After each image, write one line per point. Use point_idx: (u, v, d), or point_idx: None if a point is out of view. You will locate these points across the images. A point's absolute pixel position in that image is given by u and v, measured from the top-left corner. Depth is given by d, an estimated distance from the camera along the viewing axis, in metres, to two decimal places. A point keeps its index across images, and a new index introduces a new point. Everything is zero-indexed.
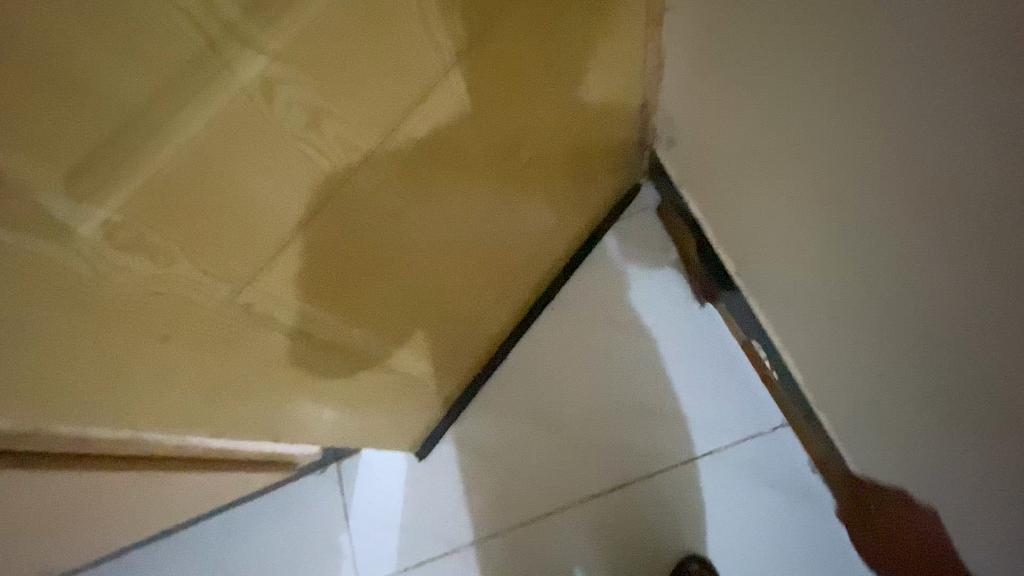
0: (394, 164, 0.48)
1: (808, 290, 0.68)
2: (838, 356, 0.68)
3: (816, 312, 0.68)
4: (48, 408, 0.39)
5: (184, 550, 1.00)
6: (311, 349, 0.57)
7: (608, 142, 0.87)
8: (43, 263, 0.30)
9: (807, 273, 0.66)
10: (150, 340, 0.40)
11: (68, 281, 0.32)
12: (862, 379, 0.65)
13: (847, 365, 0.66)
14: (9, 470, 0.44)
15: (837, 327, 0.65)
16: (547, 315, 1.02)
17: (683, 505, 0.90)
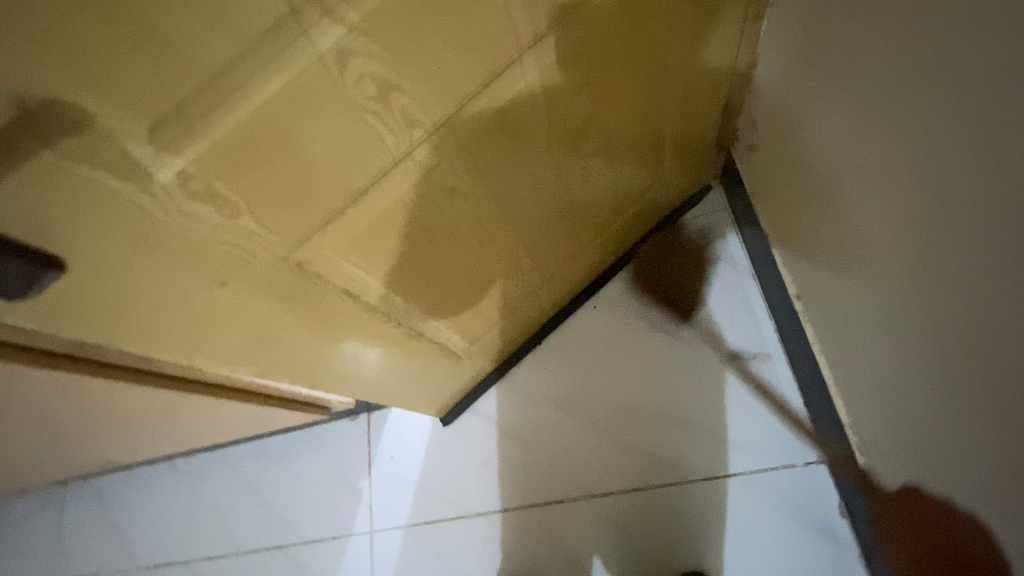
0: (456, 141, 0.48)
1: (873, 330, 0.63)
2: (893, 404, 0.63)
3: (880, 353, 0.63)
4: (117, 331, 0.43)
5: (226, 465, 1.11)
6: (355, 310, 0.59)
7: (682, 139, 0.83)
8: (122, 202, 0.33)
9: (877, 310, 0.61)
10: (211, 284, 0.43)
11: (142, 219, 0.35)
12: (916, 435, 0.60)
13: (903, 415, 0.61)
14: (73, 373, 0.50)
15: (897, 375, 0.60)
16: (590, 306, 1.01)
17: (696, 522, 0.86)
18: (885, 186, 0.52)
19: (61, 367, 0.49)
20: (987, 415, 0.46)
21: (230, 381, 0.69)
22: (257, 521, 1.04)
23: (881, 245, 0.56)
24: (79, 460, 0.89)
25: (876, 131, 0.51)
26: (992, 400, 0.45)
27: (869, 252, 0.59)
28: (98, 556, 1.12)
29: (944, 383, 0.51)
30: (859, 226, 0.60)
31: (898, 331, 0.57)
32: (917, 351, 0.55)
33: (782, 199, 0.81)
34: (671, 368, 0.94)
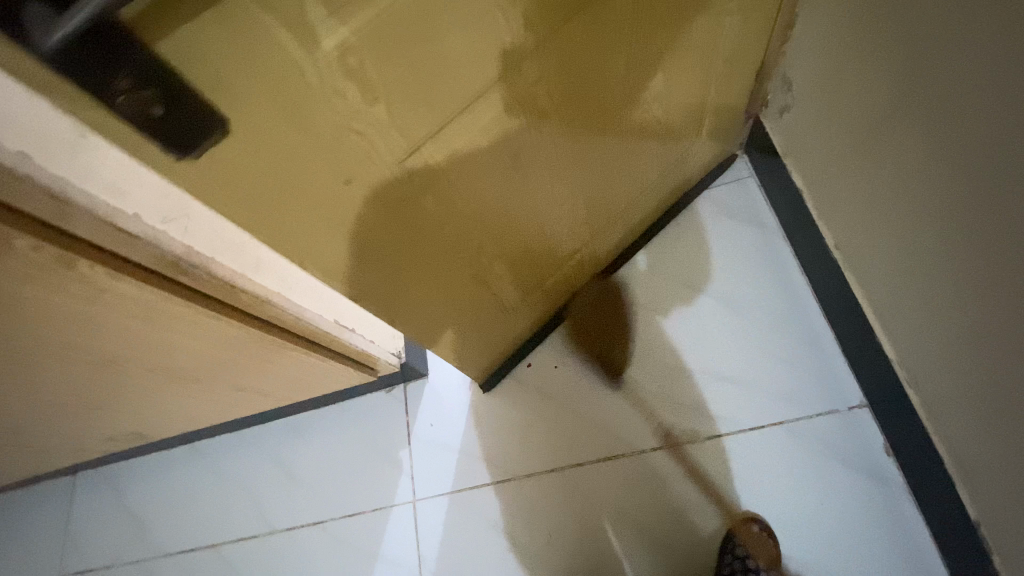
0: (549, 48, 0.51)
1: (947, 257, 0.66)
2: (967, 328, 0.66)
3: (958, 277, 0.65)
4: None
5: (253, 444, 1.07)
6: (438, 239, 0.59)
7: (720, 100, 0.88)
8: (290, 66, 0.33)
9: (960, 233, 0.63)
10: (336, 183, 0.42)
11: (301, 90, 0.35)
12: (995, 356, 0.62)
13: (981, 334, 0.64)
14: (162, 287, 0.49)
15: (977, 295, 0.63)
16: (626, 271, 1.04)
17: (744, 471, 0.87)
18: (992, 101, 0.55)
19: (154, 283, 0.49)
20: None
21: (297, 328, 0.67)
22: (291, 497, 1.01)
23: (979, 162, 0.58)
24: (109, 433, 0.85)
25: (990, 51, 0.53)
26: None
27: (952, 178, 0.62)
28: (112, 547, 1.06)
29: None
30: (942, 155, 0.63)
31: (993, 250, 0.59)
32: (1016, 262, 0.57)
33: (820, 154, 0.85)
34: (709, 325, 0.97)
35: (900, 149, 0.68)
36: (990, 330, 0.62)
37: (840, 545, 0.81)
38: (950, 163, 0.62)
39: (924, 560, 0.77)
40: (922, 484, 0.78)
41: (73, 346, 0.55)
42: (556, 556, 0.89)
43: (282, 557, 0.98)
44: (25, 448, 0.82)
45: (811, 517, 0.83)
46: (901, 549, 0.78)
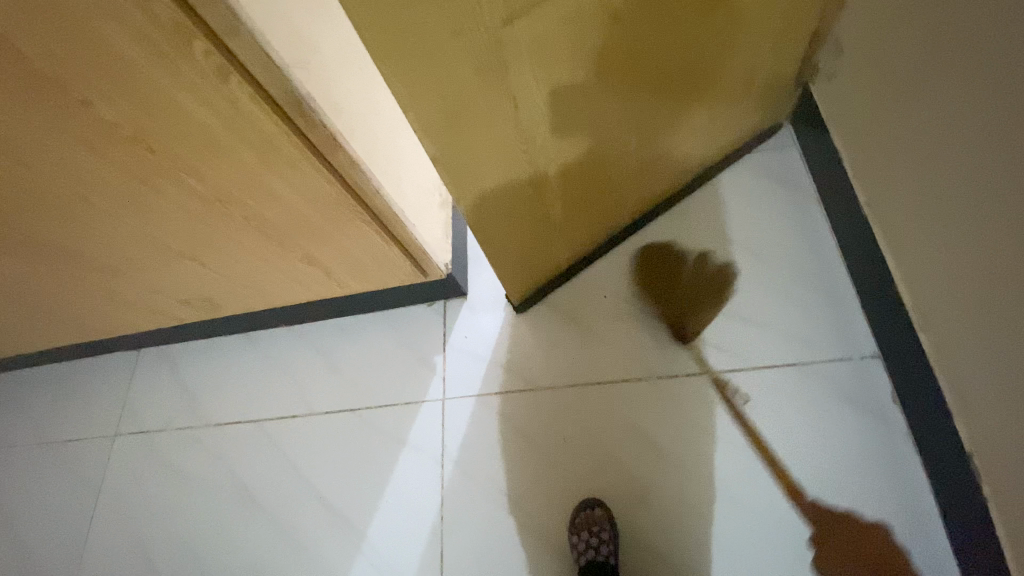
0: None
1: (968, 201, 0.71)
2: (981, 268, 0.70)
3: (970, 218, 0.71)
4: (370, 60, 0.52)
5: (301, 338, 1.17)
6: (509, 126, 0.68)
7: (775, 59, 0.94)
8: None
9: (973, 175, 0.69)
10: (447, 31, 0.52)
11: None
12: (999, 291, 0.68)
13: (987, 271, 0.69)
14: (280, 123, 0.59)
15: (987, 232, 0.68)
16: (664, 219, 1.11)
17: (756, 404, 0.93)
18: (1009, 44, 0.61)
19: (278, 117, 0.58)
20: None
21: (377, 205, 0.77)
22: (331, 386, 1.11)
23: (997, 104, 0.64)
24: (186, 295, 0.95)
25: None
26: None
27: (981, 121, 0.67)
28: (165, 414, 1.17)
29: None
30: (971, 100, 0.68)
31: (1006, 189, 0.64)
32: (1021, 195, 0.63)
33: (859, 114, 0.91)
34: (739, 275, 1.03)
35: (930, 100, 0.74)
36: (994, 265, 0.68)
37: (839, 477, 0.87)
38: (971, 108, 0.68)
39: (915, 495, 0.84)
40: (921, 425, 0.84)
41: (196, 175, 0.66)
42: (568, 461, 0.96)
43: (318, 435, 1.07)
44: (115, 294, 0.94)
45: (813, 452, 0.89)
46: (895, 484, 0.84)
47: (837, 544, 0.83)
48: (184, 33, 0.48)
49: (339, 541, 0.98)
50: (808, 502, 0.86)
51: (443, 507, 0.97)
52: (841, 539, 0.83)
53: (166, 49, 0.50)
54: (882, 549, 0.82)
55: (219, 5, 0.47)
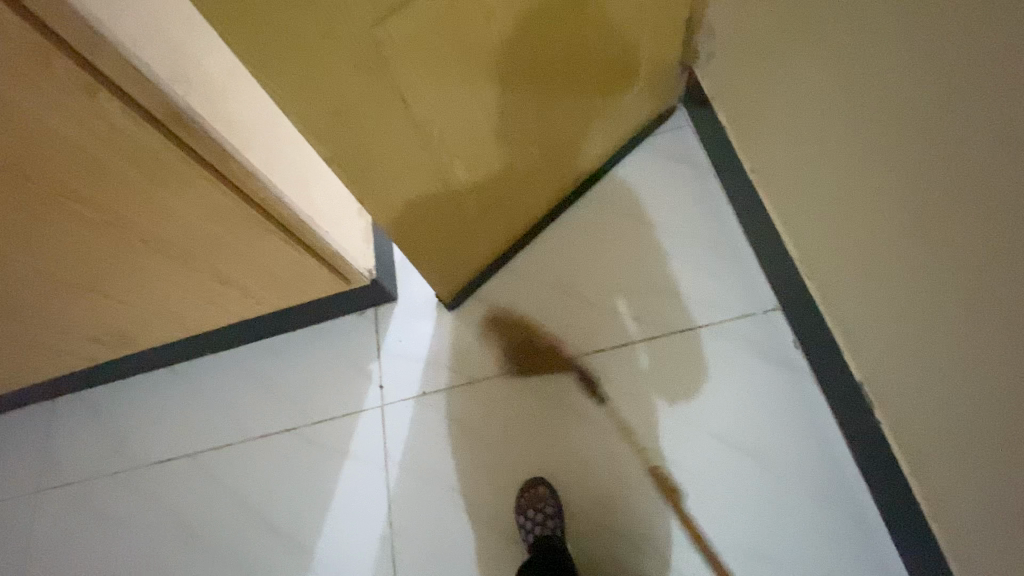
0: None
1: (823, 155, 0.79)
2: (840, 214, 0.78)
3: (827, 172, 0.79)
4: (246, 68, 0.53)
5: (231, 364, 1.14)
6: (403, 125, 0.70)
7: (658, 46, 1.01)
8: None
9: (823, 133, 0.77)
10: (316, 32, 0.54)
11: None
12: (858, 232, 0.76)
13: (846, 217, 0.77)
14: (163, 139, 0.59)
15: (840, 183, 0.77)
16: (579, 206, 1.16)
17: (678, 367, 0.99)
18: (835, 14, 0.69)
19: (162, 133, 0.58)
20: (915, 165, 0.61)
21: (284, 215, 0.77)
22: (267, 408, 1.08)
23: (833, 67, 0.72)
24: (97, 331, 0.91)
25: None
26: (909, 141, 0.61)
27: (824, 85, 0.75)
28: (90, 462, 1.11)
29: (887, 160, 0.65)
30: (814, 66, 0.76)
31: (844, 141, 0.72)
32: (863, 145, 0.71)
33: (737, 91, 0.99)
34: (651, 250, 1.09)
35: (783, 71, 0.82)
36: (849, 211, 0.76)
37: (755, 423, 0.94)
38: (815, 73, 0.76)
39: (821, 428, 0.92)
40: (821, 366, 0.92)
41: (82, 199, 0.64)
42: (511, 447, 0.99)
43: (256, 460, 1.04)
44: (17, 338, 0.89)
45: (732, 404, 0.95)
46: (804, 421, 0.93)
47: (756, 484, 0.91)
48: (44, 53, 0.48)
49: (288, 561, 0.97)
50: (731, 449, 0.93)
51: (390, 511, 0.97)
52: (759, 479, 0.91)
53: (25, 71, 0.49)
54: (798, 481, 0.90)
55: (75, 23, 0.47)
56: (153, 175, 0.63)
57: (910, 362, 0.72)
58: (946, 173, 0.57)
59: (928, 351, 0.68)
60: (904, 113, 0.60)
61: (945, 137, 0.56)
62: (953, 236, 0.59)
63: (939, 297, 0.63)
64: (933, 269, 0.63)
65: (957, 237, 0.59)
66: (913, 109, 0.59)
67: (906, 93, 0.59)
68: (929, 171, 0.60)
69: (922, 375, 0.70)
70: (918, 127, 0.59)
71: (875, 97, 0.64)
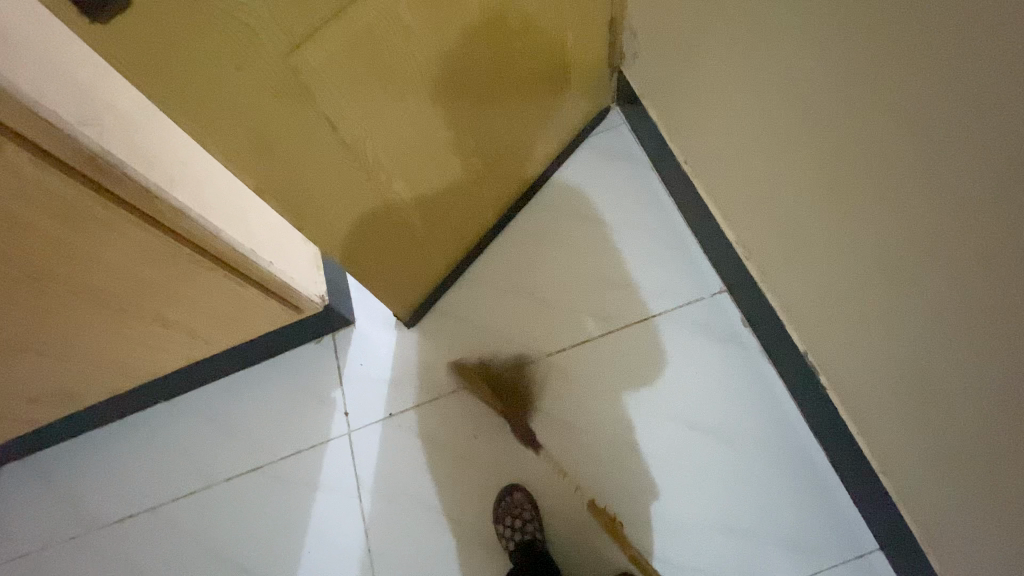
0: None
1: (746, 142, 0.82)
2: (767, 196, 0.82)
3: (750, 157, 0.83)
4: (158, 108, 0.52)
5: (187, 409, 1.10)
6: (333, 149, 0.70)
7: (583, 50, 1.03)
8: None
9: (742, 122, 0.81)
10: (228, 67, 0.53)
11: None
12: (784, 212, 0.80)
13: (772, 198, 0.81)
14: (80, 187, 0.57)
15: (763, 167, 0.81)
16: (527, 211, 1.17)
17: (636, 358, 1.02)
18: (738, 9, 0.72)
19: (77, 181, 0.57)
20: (823, 145, 0.65)
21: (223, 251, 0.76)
22: (229, 450, 1.05)
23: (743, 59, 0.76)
24: (34, 392, 0.87)
25: None
26: (816, 124, 0.65)
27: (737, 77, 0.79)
28: (43, 530, 1.05)
29: (799, 142, 0.69)
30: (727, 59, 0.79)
31: (759, 127, 0.76)
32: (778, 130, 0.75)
33: (663, 87, 1.03)
34: (600, 247, 1.12)
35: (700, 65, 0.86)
36: (773, 192, 0.80)
37: (714, 402, 0.97)
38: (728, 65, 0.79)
39: (776, 401, 0.96)
40: (770, 342, 0.95)
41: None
42: (484, 458, 0.99)
43: (223, 505, 1.01)
44: None
45: (691, 387, 0.98)
46: (759, 395, 0.96)
47: (721, 462, 0.94)
48: None
49: None
50: (694, 431, 0.96)
51: (368, 537, 0.96)
52: (723, 456, 0.94)
53: None
54: (759, 454, 0.93)
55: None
56: (74, 224, 0.61)
57: (846, 329, 0.76)
58: (851, 151, 0.61)
59: (859, 318, 0.72)
60: (808, 97, 0.64)
61: (845, 118, 0.60)
62: (864, 208, 0.63)
63: (861, 266, 0.67)
64: (852, 240, 0.67)
65: (867, 209, 0.63)
66: (811, 92, 0.63)
67: (808, 77, 0.63)
68: (837, 150, 0.63)
69: (857, 340, 0.74)
70: (822, 109, 0.63)
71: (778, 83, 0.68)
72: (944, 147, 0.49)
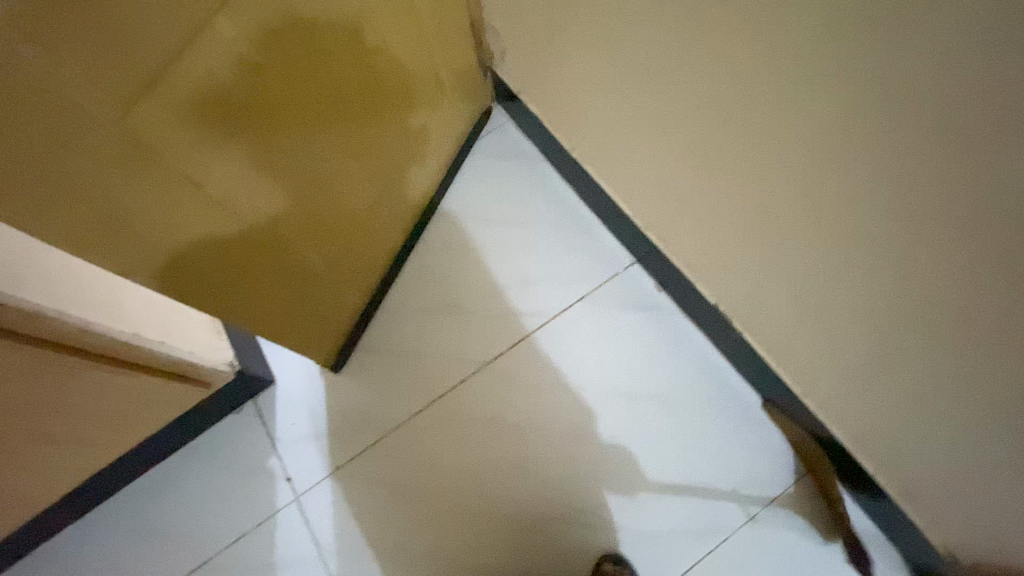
0: (251, 18, 0.58)
1: (621, 122, 0.86)
2: (652, 171, 0.86)
3: (628, 136, 0.86)
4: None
5: (100, 526, 0.96)
6: (203, 208, 0.64)
7: (449, 57, 1.02)
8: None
9: (612, 106, 0.84)
10: (53, 145, 0.47)
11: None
12: (670, 183, 0.84)
13: (657, 172, 0.85)
14: None
15: (640, 143, 0.84)
16: (433, 224, 1.15)
17: (569, 346, 1.04)
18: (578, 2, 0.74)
19: None
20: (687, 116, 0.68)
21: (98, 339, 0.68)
22: (164, 556, 0.94)
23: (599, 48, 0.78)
24: None
25: None
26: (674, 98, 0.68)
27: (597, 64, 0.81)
28: None
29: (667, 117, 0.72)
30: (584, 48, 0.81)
31: (631, 106, 0.79)
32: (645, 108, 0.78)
33: (536, 81, 1.04)
34: (511, 246, 1.12)
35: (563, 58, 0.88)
36: (656, 166, 0.84)
37: (649, 369, 1.01)
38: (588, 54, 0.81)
39: (704, 354, 1.01)
40: (687, 303, 1.01)
41: None
42: (444, 484, 0.97)
43: None
44: None
45: (626, 361, 1.02)
46: (688, 352, 1.01)
47: (670, 424, 0.98)
48: None
49: None
50: (637, 402, 0.99)
51: None
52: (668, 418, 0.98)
53: None
54: (699, 408, 0.98)
55: None
56: None
57: (748, 278, 0.82)
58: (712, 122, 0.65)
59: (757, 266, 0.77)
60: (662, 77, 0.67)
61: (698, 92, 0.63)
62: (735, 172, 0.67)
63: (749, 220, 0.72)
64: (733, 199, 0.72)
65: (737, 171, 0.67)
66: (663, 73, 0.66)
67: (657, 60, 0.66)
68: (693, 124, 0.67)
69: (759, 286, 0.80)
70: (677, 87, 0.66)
71: (634, 65, 0.71)
72: (788, 101, 0.53)
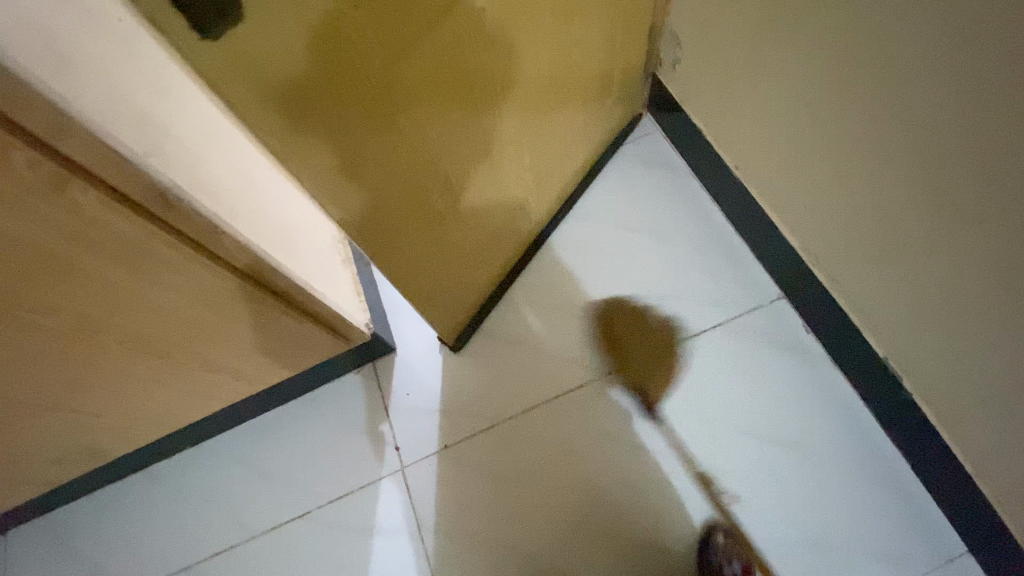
0: None
1: (814, 150, 0.80)
2: (843, 207, 0.80)
3: (821, 166, 0.80)
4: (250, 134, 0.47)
5: (218, 453, 1.02)
6: (407, 168, 0.65)
7: (625, 58, 0.99)
8: None
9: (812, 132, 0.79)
10: (322, 82, 0.48)
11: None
12: (863, 223, 0.78)
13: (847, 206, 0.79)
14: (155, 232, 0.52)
15: (835, 175, 0.78)
16: (569, 221, 1.13)
17: (697, 371, 0.99)
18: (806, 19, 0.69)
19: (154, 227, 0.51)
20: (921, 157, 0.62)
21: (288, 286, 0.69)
22: (272, 496, 0.98)
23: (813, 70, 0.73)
24: (60, 450, 0.80)
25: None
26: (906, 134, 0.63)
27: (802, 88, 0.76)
28: None
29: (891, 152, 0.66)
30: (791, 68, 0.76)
31: (841, 132, 0.73)
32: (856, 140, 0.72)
33: (710, 96, 0.99)
34: (650, 258, 1.08)
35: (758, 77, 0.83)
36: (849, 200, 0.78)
37: (784, 412, 0.95)
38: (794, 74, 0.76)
39: (848, 407, 0.94)
40: (839, 350, 0.94)
41: (43, 308, 0.54)
42: (548, 485, 0.95)
43: (272, 556, 0.95)
44: None
45: (760, 398, 0.97)
46: (829, 400, 0.95)
47: (800, 476, 0.92)
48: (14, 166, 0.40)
49: None
50: (763, 444, 0.94)
51: None
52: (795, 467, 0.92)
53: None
54: (833, 463, 0.92)
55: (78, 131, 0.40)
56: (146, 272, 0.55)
57: (943, 336, 0.74)
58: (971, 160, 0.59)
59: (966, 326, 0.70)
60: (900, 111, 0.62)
61: None
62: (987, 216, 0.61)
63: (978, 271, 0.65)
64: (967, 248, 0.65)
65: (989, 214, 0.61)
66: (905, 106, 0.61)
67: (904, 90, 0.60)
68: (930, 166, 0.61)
69: (951, 344, 0.74)
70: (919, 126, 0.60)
71: (874, 84, 0.65)
72: None
